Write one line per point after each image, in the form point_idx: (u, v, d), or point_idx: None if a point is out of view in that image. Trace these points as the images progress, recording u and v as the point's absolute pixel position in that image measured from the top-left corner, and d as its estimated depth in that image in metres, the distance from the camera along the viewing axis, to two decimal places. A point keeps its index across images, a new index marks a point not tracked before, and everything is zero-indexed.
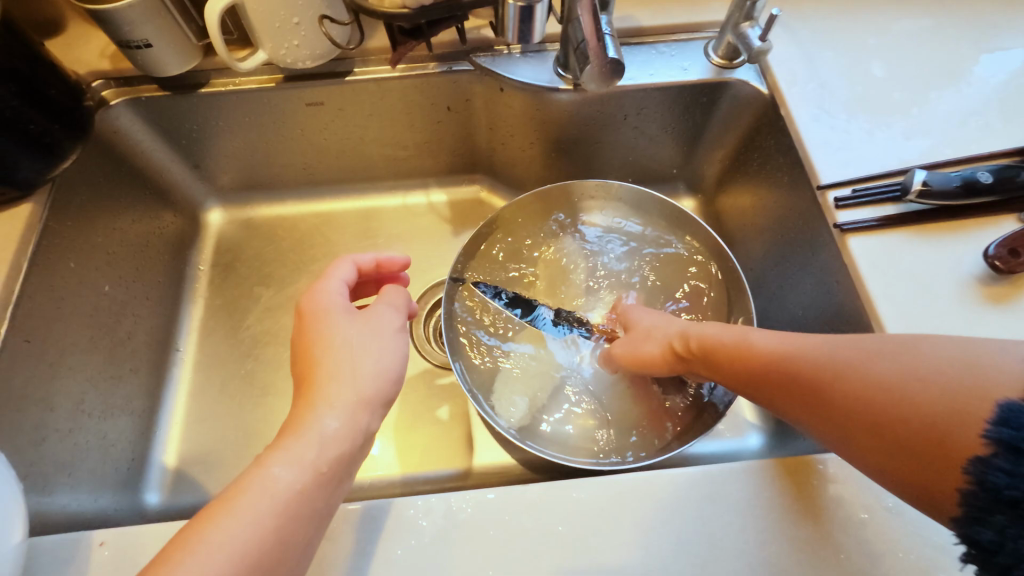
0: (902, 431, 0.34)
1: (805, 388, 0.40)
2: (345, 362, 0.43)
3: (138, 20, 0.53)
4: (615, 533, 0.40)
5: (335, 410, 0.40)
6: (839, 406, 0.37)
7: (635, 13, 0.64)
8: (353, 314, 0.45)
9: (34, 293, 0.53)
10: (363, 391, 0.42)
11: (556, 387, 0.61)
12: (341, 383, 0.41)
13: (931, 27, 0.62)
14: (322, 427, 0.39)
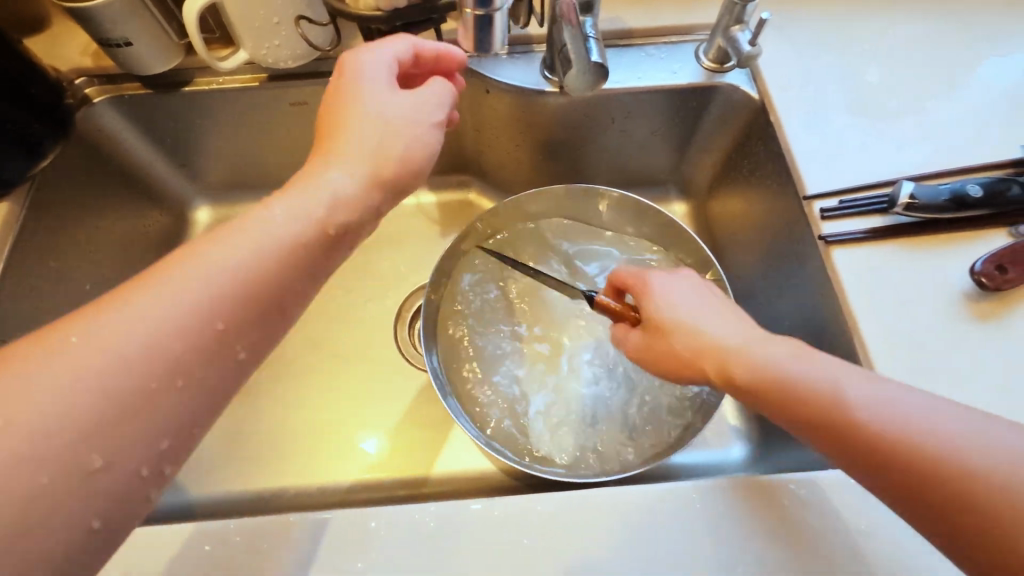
0: (945, 505, 0.32)
1: (851, 442, 0.34)
2: (374, 114, 0.42)
3: (117, 19, 0.52)
4: (582, 550, 0.39)
5: (346, 166, 0.40)
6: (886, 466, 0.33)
7: (624, 15, 0.63)
8: (392, 85, 0.43)
9: (11, 293, 0.52)
10: (383, 173, 0.41)
11: (555, 402, 0.60)
12: (359, 133, 0.41)
13: (926, 34, 0.61)
14: (326, 178, 0.39)
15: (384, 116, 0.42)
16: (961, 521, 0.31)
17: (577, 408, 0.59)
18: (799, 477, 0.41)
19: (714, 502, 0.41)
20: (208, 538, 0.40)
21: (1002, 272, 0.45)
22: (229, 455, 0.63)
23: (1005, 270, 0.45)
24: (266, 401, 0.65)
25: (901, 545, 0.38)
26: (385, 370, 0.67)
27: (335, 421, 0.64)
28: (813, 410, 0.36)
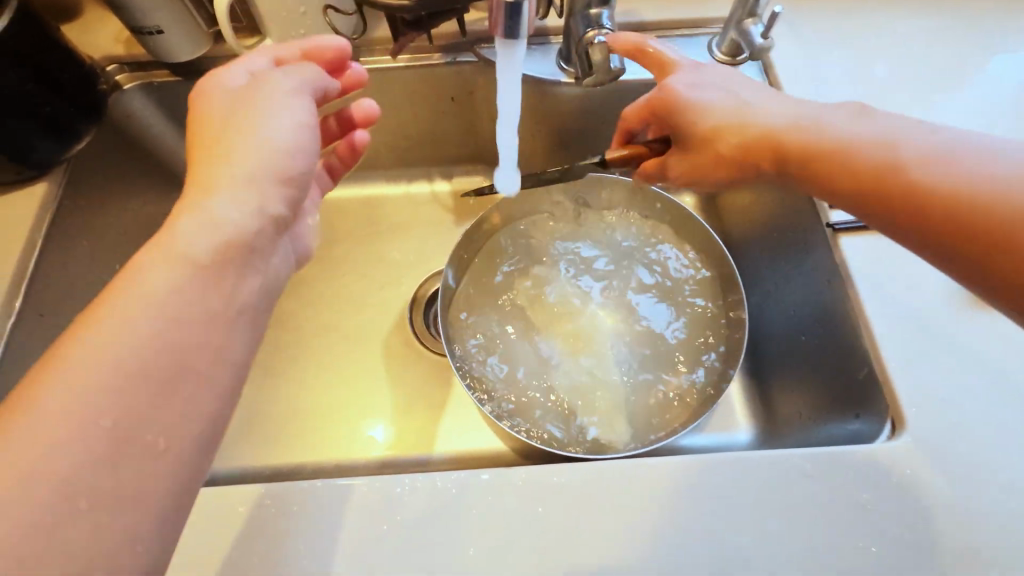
0: (948, 217, 0.40)
1: (855, 176, 0.44)
2: (246, 139, 0.38)
3: (149, 6, 0.55)
4: (595, 517, 0.41)
5: (233, 177, 0.37)
6: (885, 180, 0.42)
7: (639, 8, 0.65)
8: (243, 91, 0.41)
9: (48, 270, 0.55)
10: (280, 161, 0.38)
11: (586, 393, 0.60)
12: (239, 139, 0.38)
13: (934, 29, 0.62)
14: (217, 208, 0.36)
15: (256, 146, 0.38)
16: (971, 218, 0.39)
17: (605, 390, 0.61)
18: (804, 454, 0.43)
19: (722, 474, 0.42)
20: (241, 501, 0.42)
21: None
22: (250, 432, 0.65)
23: None
24: (286, 380, 0.68)
25: (899, 517, 0.40)
26: (401, 352, 0.69)
27: (354, 399, 0.67)
28: (825, 170, 0.45)
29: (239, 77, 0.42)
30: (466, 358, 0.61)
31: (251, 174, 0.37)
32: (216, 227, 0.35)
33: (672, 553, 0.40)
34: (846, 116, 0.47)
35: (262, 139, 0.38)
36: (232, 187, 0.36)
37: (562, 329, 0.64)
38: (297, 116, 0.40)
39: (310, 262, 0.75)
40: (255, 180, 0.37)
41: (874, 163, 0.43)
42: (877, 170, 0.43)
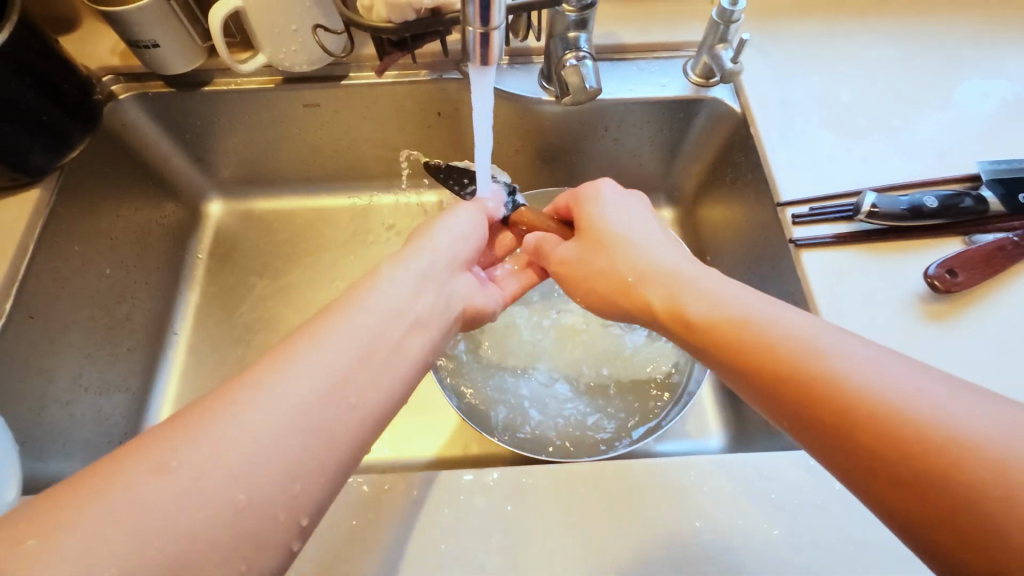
0: (934, 490, 0.28)
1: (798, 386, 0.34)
2: (440, 242, 0.50)
3: (147, 22, 0.57)
4: (561, 520, 0.43)
5: (427, 263, 0.47)
6: (879, 427, 0.30)
7: (618, 31, 0.68)
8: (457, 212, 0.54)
9: (40, 272, 0.56)
10: (457, 253, 0.50)
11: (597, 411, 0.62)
12: (436, 247, 0.49)
13: (897, 56, 0.65)
14: (412, 281, 0.44)
15: (433, 241, 0.49)
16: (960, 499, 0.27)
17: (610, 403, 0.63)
18: (762, 460, 0.45)
19: (685, 477, 0.45)
20: None
21: (953, 276, 0.49)
22: None
23: (955, 274, 0.49)
24: None
25: (849, 519, 0.42)
26: None
27: None
28: (773, 382, 0.35)
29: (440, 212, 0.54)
30: (471, 398, 0.62)
31: (430, 265, 0.46)
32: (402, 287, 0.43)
33: (634, 552, 0.42)
34: (837, 338, 0.35)
35: (438, 243, 0.49)
36: (417, 261, 0.46)
37: (564, 361, 0.66)
38: (468, 225, 0.53)
39: (299, 270, 0.77)
40: (430, 271, 0.46)
41: (824, 381, 0.33)
42: (820, 381, 0.33)
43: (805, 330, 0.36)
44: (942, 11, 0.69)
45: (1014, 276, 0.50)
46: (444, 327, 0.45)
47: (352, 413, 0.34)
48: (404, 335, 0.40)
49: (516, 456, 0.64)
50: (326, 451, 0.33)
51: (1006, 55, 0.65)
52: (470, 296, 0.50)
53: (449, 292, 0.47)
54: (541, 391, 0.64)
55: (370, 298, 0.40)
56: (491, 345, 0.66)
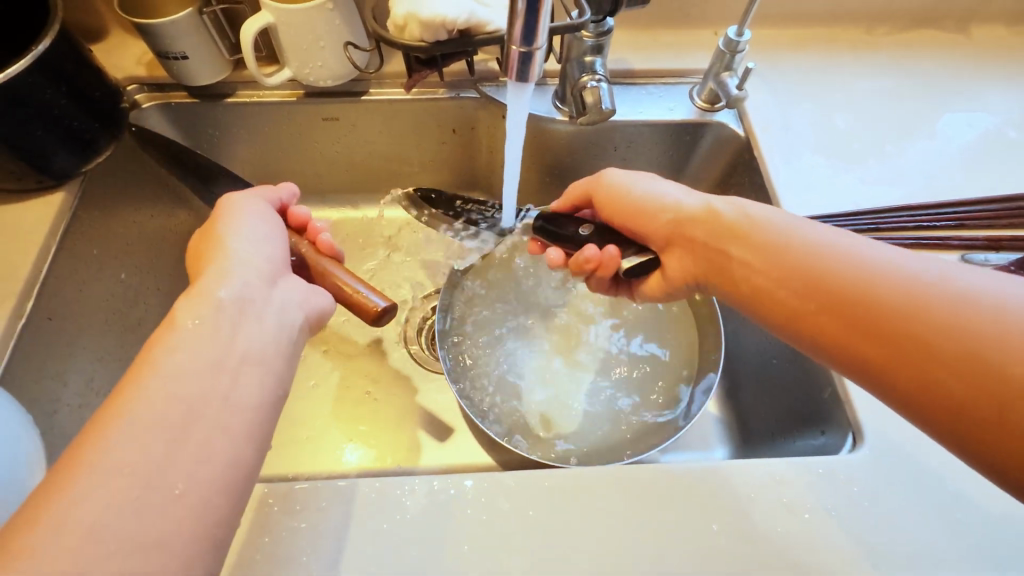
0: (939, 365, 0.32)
1: (872, 315, 0.35)
2: (227, 254, 0.43)
3: (178, 34, 0.59)
4: (581, 522, 0.44)
5: (228, 282, 0.41)
6: (983, 364, 0.31)
7: (628, 57, 0.71)
8: (245, 216, 0.47)
9: (59, 275, 0.57)
10: (268, 261, 0.44)
11: (610, 416, 0.64)
12: (232, 259, 0.43)
13: (888, 88, 0.70)
14: (193, 316, 0.38)
15: (237, 252, 0.44)
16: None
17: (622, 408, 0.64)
18: (775, 467, 0.46)
19: (698, 482, 0.46)
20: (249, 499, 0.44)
21: None
22: None
23: None
24: None
25: (861, 522, 0.44)
26: (392, 367, 0.72)
27: (348, 415, 0.68)
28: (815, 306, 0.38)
29: (220, 218, 0.47)
30: (485, 405, 0.64)
31: (240, 279, 0.42)
32: (219, 306, 0.39)
33: (653, 553, 0.43)
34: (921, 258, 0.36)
35: (242, 252, 0.44)
36: (217, 284, 0.41)
37: (580, 365, 0.67)
38: (258, 229, 0.46)
39: None
40: (245, 288, 0.41)
41: (859, 282, 0.36)
42: (915, 306, 0.34)
43: (805, 241, 0.41)
44: (928, 48, 0.74)
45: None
46: (278, 336, 0.41)
47: None
48: (225, 366, 0.37)
49: (524, 466, 0.65)
50: None
51: (988, 89, 0.70)
52: (308, 297, 0.45)
53: (277, 300, 0.43)
54: (538, 389, 0.66)
55: (179, 349, 0.37)
56: (505, 350, 0.68)
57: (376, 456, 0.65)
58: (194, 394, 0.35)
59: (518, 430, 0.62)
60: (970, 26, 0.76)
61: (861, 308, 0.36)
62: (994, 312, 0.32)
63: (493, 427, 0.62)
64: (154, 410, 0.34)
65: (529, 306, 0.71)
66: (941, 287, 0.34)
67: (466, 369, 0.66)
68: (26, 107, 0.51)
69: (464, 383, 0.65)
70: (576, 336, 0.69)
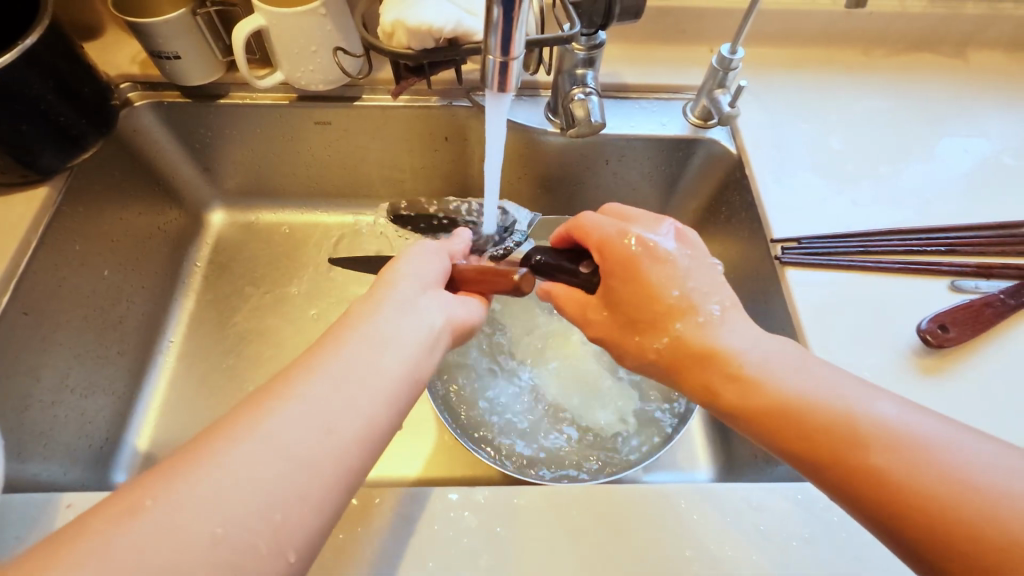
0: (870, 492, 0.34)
1: (807, 434, 0.37)
2: (397, 291, 0.44)
3: (171, 34, 0.59)
4: (551, 543, 0.43)
5: (388, 318, 0.41)
6: (900, 493, 0.33)
7: (622, 71, 0.71)
8: (429, 255, 0.49)
9: (38, 270, 0.56)
10: (424, 298, 0.45)
11: (593, 438, 0.62)
12: (391, 291, 0.44)
13: (883, 110, 0.70)
14: (351, 354, 0.38)
15: (400, 268, 0.46)
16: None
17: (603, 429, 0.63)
18: (751, 493, 0.45)
19: (674, 504, 0.45)
20: None
21: (945, 331, 0.50)
22: None
23: (948, 330, 0.50)
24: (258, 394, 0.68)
25: (839, 557, 0.42)
26: None
27: None
28: (758, 423, 0.39)
29: (398, 255, 0.48)
30: (467, 421, 0.62)
31: (398, 292, 0.44)
32: (366, 340, 0.39)
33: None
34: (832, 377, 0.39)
35: (405, 269, 0.46)
36: (367, 320, 0.41)
37: (562, 384, 0.66)
38: (426, 265, 0.47)
39: (297, 283, 0.77)
40: (399, 298, 0.43)
41: (791, 403, 0.38)
42: (841, 432, 0.36)
43: (778, 369, 0.40)
44: (926, 71, 0.73)
45: (1006, 327, 0.51)
46: (422, 345, 0.41)
47: (342, 442, 0.34)
48: (339, 403, 0.35)
49: (504, 480, 0.63)
50: (314, 471, 0.33)
51: (984, 115, 0.69)
52: (453, 311, 0.45)
53: (424, 311, 0.43)
54: (527, 417, 0.64)
55: (316, 381, 0.36)
56: (487, 366, 0.67)
57: None
58: (344, 384, 0.36)
59: (505, 451, 0.61)
60: (968, 51, 0.75)
61: (832, 450, 0.35)
62: (970, 476, 0.32)
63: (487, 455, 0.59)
64: (313, 394, 0.35)
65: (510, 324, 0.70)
66: (863, 413, 0.36)
67: (446, 384, 0.64)
68: (13, 101, 0.51)
69: (444, 398, 0.63)
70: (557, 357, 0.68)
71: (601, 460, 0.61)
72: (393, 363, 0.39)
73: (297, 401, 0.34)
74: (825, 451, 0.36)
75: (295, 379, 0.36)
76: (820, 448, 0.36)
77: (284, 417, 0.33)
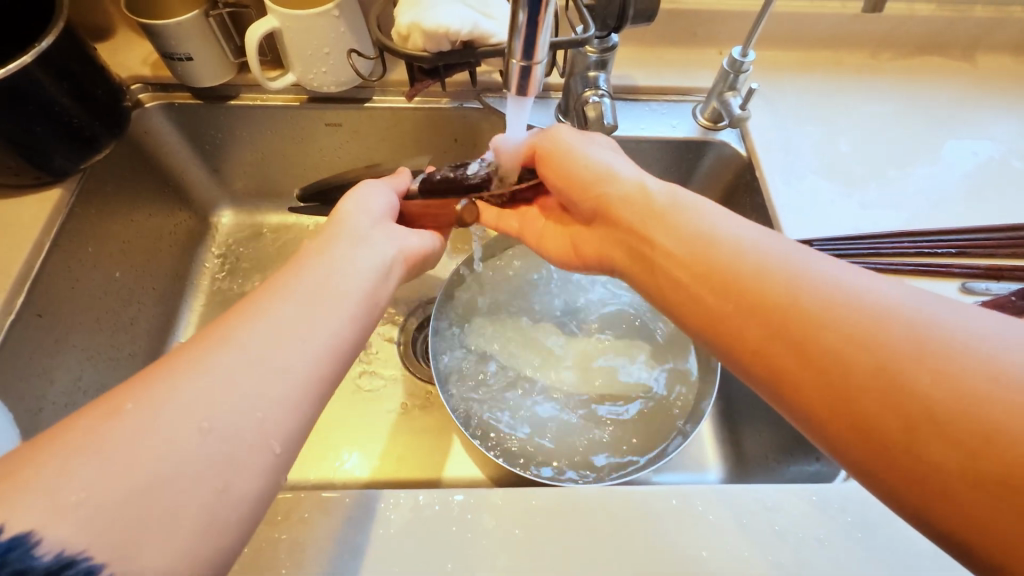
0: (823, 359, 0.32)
1: (761, 305, 0.36)
2: (347, 223, 0.46)
3: (184, 36, 0.59)
4: (569, 544, 0.43)
5: (338, 247, 0.43)
6: (852, 353, 0.32)
7: (632, 73, 0.71)
8: (384, 195, 0.51)
9: (52, 271, 0.56)
10: (378, 233, 0.47)
11: (609, 442, 0.62)
12: (340, 226, 0.46)
13: (891, 113, 0.70)
14: (303, 279, 0.39)
15: (350, 209, 0.48)
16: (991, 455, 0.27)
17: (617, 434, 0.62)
18: (766, 492, 0.46)
19: (690, 505, 0.45)
20: None
21: None
22: None
23: None
24: None
25: (857, 558, 0.42)
26: (385, 377, 0.71)
27: (344, 425, 0.67)
28: (714, 303, 0.38)
29: (349, 195, 0.50)
30: (481, 427, 0.62)
31: (352, 227, 0.46)
32: (322, 265, 0.41)
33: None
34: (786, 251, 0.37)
35: (356, 207, 0.48)
36: (325, 252, 0.42)
37: (574, 389, 0.66)
38: (379, 204, 0.50)
39: None
40: (354, 231, 0.45)
41: (746, 277, 0.37)
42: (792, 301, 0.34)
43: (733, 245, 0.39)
44: (933, 74, 0.74)
45: None
46: (379, 272, 0.43)
47: None
48: (303, 324, 0.36)
49: (515, 482, 0.64)
50: None
51: (991, 118, 0.70)
52: (407, 243, 0.48)
53: (378, 242, 0.45)
54: (540, 421, 0.63)
55: (277, 304, 0.36)
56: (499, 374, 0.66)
57: (366, 468, 0.65)
58: (305, 302, 0.37)
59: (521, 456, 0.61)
60: (975, 55, 0.76)
61: (785, 317, 0.34)
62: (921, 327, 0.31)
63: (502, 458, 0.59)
64: (274, 314, 0.36)
65: (520, 332, 0.70)
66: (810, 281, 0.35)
67: (460, 394, 0.64)
68: (27, 104, 0.51)
69: (458, 406, 0.63)
70: (568, 363, 0.68)
71: (616, 462, 0.60)
72: (354, 284, 0.40)
73: (256, 324, 0.35)
74: (777, 320, 0.35)
75: (262, 303, 0.37)
76: (771, 319, 0.35)
77: (248, 337, 0.34)
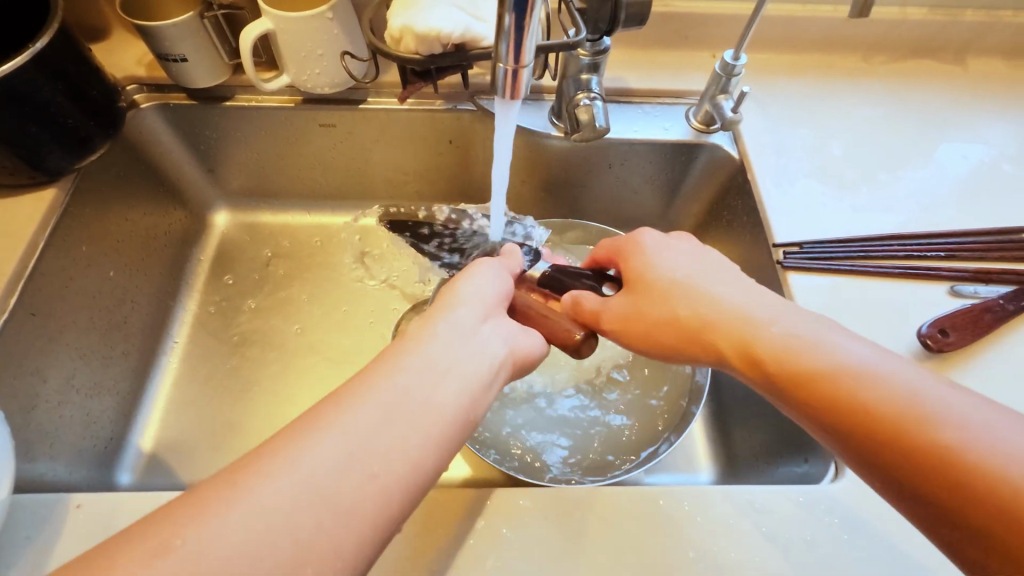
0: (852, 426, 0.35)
1: (797, 376, 0.38)
2: (451, 309, 0.42)
3: (178, 37, 0.59)
4: (556, 544, 0.43)
5: (440, 342, 0.38)
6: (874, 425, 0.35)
7: (625, 76, 0.72)
8: (494, 275, 0.47)
9: (46, 270, 0.56)
10: (482, 323, 0.42)
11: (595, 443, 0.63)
12: (451, 313, 0.41)
13: (883, 116, 0.70)
14: (402, 385, 0.35)
15: (460, 290, 0.44)
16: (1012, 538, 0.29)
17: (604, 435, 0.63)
18: (754, 493, 0.46)
19: (677, 505, 0.45)
20: None
21: (945, 336, 0.50)
22: (222, 445, 0.66)
23: (947, 334, 0.50)
24: (265, 395, 0.69)
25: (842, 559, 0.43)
26: None
27: None
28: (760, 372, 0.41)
29: (461, 272, 0.47)
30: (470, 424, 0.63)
31: (459, 320, 0.41)
32: (422, 372, 0.36)
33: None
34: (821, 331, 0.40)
35: (466, 293, 0.44)
36: (425, 352, 0.37)
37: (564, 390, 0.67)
38: (490, 284, 0.45)
39: (300, 284, 0.77)
40: (461, 327, 0.40)
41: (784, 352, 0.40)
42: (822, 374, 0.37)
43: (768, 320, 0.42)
44: (926, 77, 0.74)
45: (1004, 332, 0.51)
46: (481, 381, 0.38)
47: None
48: (384, 447, 0.32)
49: (507, 482, 0.64)
50: None
51: (983, 122, 0.70)
52: (516, 342, 0.43)
53: (487, 340, 0.41)
54: (528, 421, 0.64)
55: (363, 411, 0.33)
56: None
57: None
58: (393, 417, 0.33)
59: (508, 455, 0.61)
60: (967, 59, 0.76)
61: (815, 388, 0.37)
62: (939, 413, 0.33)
63: (520, 471, 0.59)
64: (354, 425, 0.32)
65: None
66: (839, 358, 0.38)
67: None
68: (21, 104, 0.51)
69: None
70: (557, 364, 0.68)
71: (602, 462, 0.61)
72: (451, 397, 0.36)
73: (337, 431, 0.31)
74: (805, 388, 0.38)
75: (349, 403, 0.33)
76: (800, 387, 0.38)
77: (320, 452, 0.30)
